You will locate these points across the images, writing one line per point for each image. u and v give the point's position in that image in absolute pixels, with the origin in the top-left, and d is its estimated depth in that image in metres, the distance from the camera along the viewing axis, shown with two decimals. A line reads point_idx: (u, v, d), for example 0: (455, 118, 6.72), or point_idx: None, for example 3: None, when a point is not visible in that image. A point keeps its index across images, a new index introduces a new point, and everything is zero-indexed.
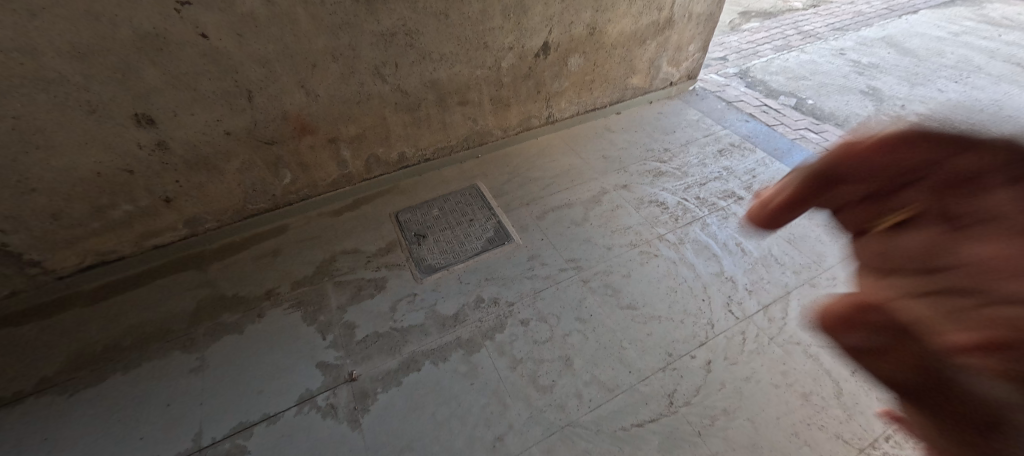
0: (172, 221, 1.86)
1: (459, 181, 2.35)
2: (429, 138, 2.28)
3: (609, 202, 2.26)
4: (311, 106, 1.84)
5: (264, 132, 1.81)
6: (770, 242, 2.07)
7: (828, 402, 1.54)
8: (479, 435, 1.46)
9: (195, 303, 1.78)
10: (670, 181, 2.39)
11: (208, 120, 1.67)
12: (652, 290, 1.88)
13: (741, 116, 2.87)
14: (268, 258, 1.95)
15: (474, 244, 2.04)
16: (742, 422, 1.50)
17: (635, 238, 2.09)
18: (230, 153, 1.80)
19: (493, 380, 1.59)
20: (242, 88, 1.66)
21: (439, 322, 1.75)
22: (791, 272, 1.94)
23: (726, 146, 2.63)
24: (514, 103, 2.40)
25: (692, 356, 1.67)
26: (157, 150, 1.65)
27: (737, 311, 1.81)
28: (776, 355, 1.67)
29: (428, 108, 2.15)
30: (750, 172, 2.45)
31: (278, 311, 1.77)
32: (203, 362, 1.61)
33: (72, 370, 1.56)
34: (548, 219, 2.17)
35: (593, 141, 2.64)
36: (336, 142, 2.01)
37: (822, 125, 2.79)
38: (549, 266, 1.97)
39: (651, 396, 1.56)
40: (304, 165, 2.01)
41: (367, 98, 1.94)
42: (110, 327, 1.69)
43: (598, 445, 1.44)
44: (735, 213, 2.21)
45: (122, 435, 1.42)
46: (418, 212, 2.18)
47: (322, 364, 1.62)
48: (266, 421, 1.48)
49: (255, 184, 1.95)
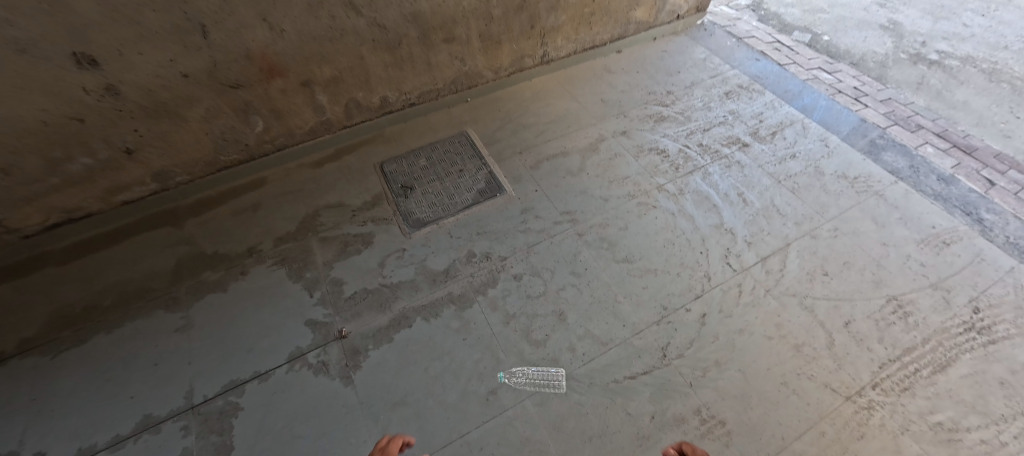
0: (138, 175, 1.74)
1: (448, 128, 2.20)
2: (414, 81, 2.10)
3: (607, 150, 2.14)
4: (277, 44, 1.66)
5: (227, 74, 1.65)
6: (773, 192, 1.99)
7: (819, 353, 1.54)
8: (472, 390, 1.46)
9: (174, 261, 1.71)
10: (672, 126, 2.26)
11: (159, 60, 1.51)
12: (649, 243, 1.82)
13: (752, 54, 2.66)
14: (248, 213, 1.86)
15: (465, 196, 1.94)
16: (732, 373, 1.50)
17: (634, 188, 2.00)
18: (191, 99, 1.64)
19: (486, 336, 1.57)
20: (194, 22, 1.47)
21: (429, 278, 1.70)
22: (793, 224, 1.88)
23: (733, 88, 2.46)
24: (505, 40, 2.20)
25: (687, 309, 1.64)
26: (108, 95, 1.50)
27: (735, 263, 1.77)
28: (771, 307, 1.64)
29: (411, 46, 1.95)
30: (757, 117, 2.31)
31: (261, 268, 1.71)
32: (187, 322, 1.57)
33: (54, 331, 1.53)
34: (542, 169, 2.06)
35: (591, 84, 2.46)
36: (310, 85, 1.85)
37: (836, 64, 2.60)
38: (544, 219, 1.89)
39: (645, 350, 1.54)
40: (277, 111, 1.85)
41: (341, 34, 1.75)
42: (89, 286, 1.63)
43: (591, 398, 1.44)
44: (739, 161, 2.11)
45: (111, 394, 1.41)
46: (405, 162, 2.06)
47: (311, 322, 1.59)
48: (257, 379, 1.46)
49: (225, 133, 1.81)
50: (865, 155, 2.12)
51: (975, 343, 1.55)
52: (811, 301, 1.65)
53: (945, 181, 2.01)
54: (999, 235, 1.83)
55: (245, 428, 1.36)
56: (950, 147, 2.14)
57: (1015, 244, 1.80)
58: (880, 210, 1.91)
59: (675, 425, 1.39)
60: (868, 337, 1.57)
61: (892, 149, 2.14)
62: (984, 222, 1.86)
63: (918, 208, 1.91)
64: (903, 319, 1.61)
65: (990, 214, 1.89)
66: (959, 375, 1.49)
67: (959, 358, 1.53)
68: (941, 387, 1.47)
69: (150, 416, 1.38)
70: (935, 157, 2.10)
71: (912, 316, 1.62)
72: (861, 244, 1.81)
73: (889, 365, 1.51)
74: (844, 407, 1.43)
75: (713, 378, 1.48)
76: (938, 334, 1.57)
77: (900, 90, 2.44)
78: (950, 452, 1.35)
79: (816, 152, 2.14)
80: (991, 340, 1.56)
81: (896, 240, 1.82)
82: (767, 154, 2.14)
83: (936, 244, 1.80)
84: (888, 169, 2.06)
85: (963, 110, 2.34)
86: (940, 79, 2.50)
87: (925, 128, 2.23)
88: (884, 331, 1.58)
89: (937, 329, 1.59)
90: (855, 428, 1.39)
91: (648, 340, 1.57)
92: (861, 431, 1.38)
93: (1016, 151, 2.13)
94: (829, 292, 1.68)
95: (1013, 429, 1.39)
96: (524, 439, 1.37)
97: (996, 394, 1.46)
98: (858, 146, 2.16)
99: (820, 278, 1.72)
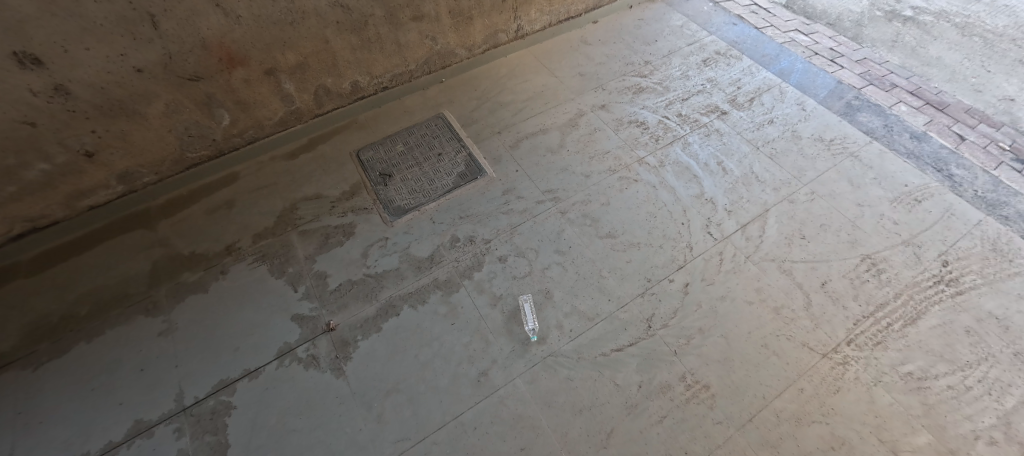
0: (102, 178, 1.68)
1: (424, 111, 2.15)
2: (384, 63, 2.03)
3: (587, 125, 2.12)
4: (235, 31, 1.58)
5: (183, 66, 1.57)
6: (752, 159, 2.01)
7: (798, 314, 1.58)
8: (463, 372, 1.48)
9: (150, 264, 1.67)
10: (651, 97, 2.24)
11: (109, 55, 1.43)
12: (632, 217, 1.83)
13: (729, 19, 2.62)
14: (222, 210, 1.82)
15: (445, 180, 1.92)
16: (715, 339, 1.54)
17: (614, 163, 1.99)
18: (148, 94, 1.57)
19: (474, 319, 1.58)
20: (141, 11, 1.39)
21: (414, 265, 1.70)
22: (771, 190, 1.90)
23: (711, 54, 2.44)
24: (476, 16, 2.13)
25: (670, 280, 1.67)
26: (57, 96, 1.42)
27: (715, 232, 1.79)
28: (751, 272, 1.69)
29: (378, 27, 1.88)
30: (735, 83, 2.30)
31: (242, 266, 1.68)
32: (170, 324, 1.55)
33: (31, 344, 1.49)
34: (522, 147, 2.04)
35: (568, 57, 2.41)
36: (274, 73, 1.78)
37: (813, 25, 2.58)
38: (526, 199, 1.88)
39: (630, 322, 1.57)
40: (241, 103, 1.78)
41: (302, 17, 1.67)
42: (64, 295, 1.59)
43: (581, 372, 1.47)
44: (718, 130, 2.11)
45: (98, 403, 1.40)
46: (381, 148, 2.01)
47: (297, 317, 1.58)
48: (248, 376, 1.46)
49: (190, 129, 1.74)
50: (841, 116, 2.14)
51: (944, 295, 1.61)
52: (789, 265, 1.70)
53: (918, 138, 2.04)
54: (968, 189, 1.88)
55: (239, 426, 1.37)
56: (923, 104, 2.17)
57: (984, 198, 1.85)
58: (855, 172, 1.94)
59: (662, 392, 1.44)
60: (843, 296, 1.62)
61: (867, 109, 2.16)
62: (954, 178, 1.91)
63: (891, 167, 1.95)
64: (877, 276, 1.66)
65: (960, 170, 1.93)
66: (928, 326, 1.55)
67: (929, 310, 1.58)
68: (912, 339, 1.52)
69: (141, 421, 1.37)
70: (908, 115, 2.13)
71: (885, 272, 1.67)
72: (837, 206, 1.85)
73: (863, 321, 1.56)
74: (821, 364, 1.48)
75: (697, 346, 1.52)
76: (908, 289, 1.63)
77: (875, 49, 2.44)
78: (920, 399, 1.41)
79: (793, 116, 2.15)
80: (959, 291, 1.62)
81: (871, 200, 1.86)
82: (745, 121, 2.14)
83: (908, 202, 1.84)
84: (863, 129, 2.08)
85: (936, 66, 2.35)
86: (914, 35, 2.51)
87: (899, 86, 2.25)
88: (858, 289, 1.63)
89: (908, 283, 1.64)
90: (832, 383, 1.45)
91: (634, 312, 1.60)
92: (837, 386, 1.44)
93: (985, 105, 2.17)
94: (806, 255, 1.72)
95: (977, 374, 1.45)
96: (516, 417, 1.40)
97: (963, 343, 1.51)
98: (834, 108, 2.17)
99: (798, 242, 1.76)
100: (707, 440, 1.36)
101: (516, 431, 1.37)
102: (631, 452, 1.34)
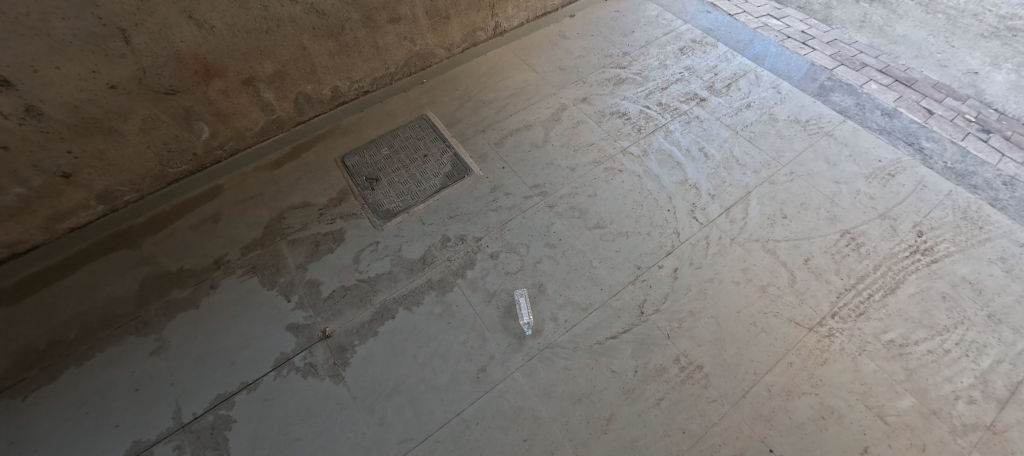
0: (81, 198, 1.65)
1: (407, 113, 2.15)
2: (364, 67, 2.03)
3: (570, 118, 2.15)
4: (209, 42, 1.56)
5: (159, 80, 1.54)
6: (733, 143, 2.05)
7: (783, 290, 1.64)
8: (462, 369, 1.49)
9: (137, 283, 1.65)
10: (631, 88, 2.27)
11: (80, 73, 1.40)
12: (619, 207, 1.86)
13: (702, 7, 2.66)
14: (208, 224, 1.80)
15: (432, 181, 1.93)
16: (707, 319, 1.58)
17: (599, 155, 2.02)
18: (124, 110, 1.54)
19: (469, 317, 1.60)
20: (110, 26, 1.36)
21: (407, 267, 1.71)
22: (752, 172, 1.95)
23: (687, 43, 2.47)
24: (454, 15, 2.14)
25: (659, 266, 1.71)
26: (30, 118, 1.38)
27: (701, 217, 1.83)
28: (737, 254, 1.73)
29: (355, 31, 1.87)
30: (712, 70, 2.34)
31: (232, 279, 1.67)
32: (163, 343, 1.54)
33: (20, 372, 1.46)
34: (507, 144, 2.05)
35: (547, 52, 2.42)
36: (253, 83, 1.76)
37: (784, 10, 2.64)
38: (514, 195, 1.90)
39: (623, 310, 1.61)
40: (221, 114, 1.76)
41: (277, 24, 1.66)
42: (50, 322, 1.56)
43: (577, 361, 1.50)
44: (698, 117, 2.15)
45: (95, 426, 1.38)
46: (367, 152, 2.01)
47: (292, 327, 1.58)
48: (245, 389, 1.46)
49: (169, 144, 1.72)
50: (815, 97, 2.19)
51: (920, 264, 1.67)
52: (773, 244, 1.75)
53: (889, 115, 2.11)
54: (939, 162, 1.95)
55: (240, 439, 1.37)
56: (892, 82, 2.24)
57: (953, 169, 1.92)
58: (831, 150, 2.00)
59: (657, 375, 1.47)
60: (826, 271, 1.68)
61: (839, 89, 2.22)
62: (924, 151, 1.98)
63: (865, 144, 2.02)
64: (856, 250, 1.72)
65: (930, 143, 2.00)
66: (907, 294, 1.61)
67: (907, 279, 1.64)
68: (892, 307, 1.59)
69: (140, 442, 1.36)
70: (879, 93, 2.19)
71: (864, 246, 1.73)
72: (815, 184, 1.90)
73: (846, 294, 1.62)
74: (809, 337, 1.53)
75: (689, 328, 1.56)
76: (887, 260, 1.69)
77: (844, 30, 2.51)
78: (902, 365, 1.47)
79: (769, 100, 2.20)
80: (934, 259, 1.68)
81: (847, 177, 1.92)
82: (724, 106, 2.18)
83: (883, 177, 1.91)
84: (837, 109, 2.15)
85: (903, 43, 2.42)
86: (881, 15, 2.58)
87: (869, 65, 2.32)
88: (839, 264, 1.69)
89: (886, 255, 1.70)
90: (819, 355, 1.50)
91: (626, 300, 1.63)
92: (824, 358, 1.49)
93: (951, 79, 2.25)
94: (789, 233, 1.77)
95: (954, 337, 1.52)
96: (517, 409, 1.42)
97: (940, 308, 1.58)
98: (808, 90, 2.23)
99: (780, 222, 1.81)
100: (703, 418, 1.40)
101: (518, 423, 1.40)
102: (630, 435, 1.37)
